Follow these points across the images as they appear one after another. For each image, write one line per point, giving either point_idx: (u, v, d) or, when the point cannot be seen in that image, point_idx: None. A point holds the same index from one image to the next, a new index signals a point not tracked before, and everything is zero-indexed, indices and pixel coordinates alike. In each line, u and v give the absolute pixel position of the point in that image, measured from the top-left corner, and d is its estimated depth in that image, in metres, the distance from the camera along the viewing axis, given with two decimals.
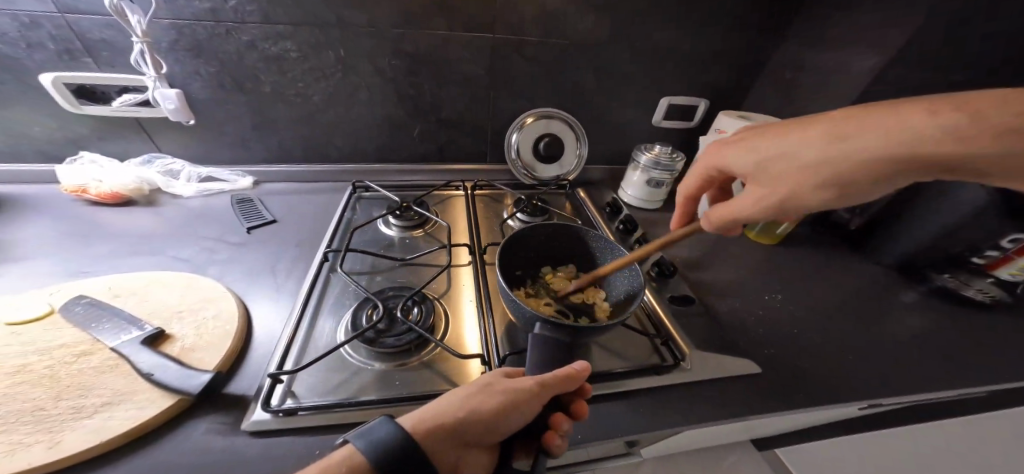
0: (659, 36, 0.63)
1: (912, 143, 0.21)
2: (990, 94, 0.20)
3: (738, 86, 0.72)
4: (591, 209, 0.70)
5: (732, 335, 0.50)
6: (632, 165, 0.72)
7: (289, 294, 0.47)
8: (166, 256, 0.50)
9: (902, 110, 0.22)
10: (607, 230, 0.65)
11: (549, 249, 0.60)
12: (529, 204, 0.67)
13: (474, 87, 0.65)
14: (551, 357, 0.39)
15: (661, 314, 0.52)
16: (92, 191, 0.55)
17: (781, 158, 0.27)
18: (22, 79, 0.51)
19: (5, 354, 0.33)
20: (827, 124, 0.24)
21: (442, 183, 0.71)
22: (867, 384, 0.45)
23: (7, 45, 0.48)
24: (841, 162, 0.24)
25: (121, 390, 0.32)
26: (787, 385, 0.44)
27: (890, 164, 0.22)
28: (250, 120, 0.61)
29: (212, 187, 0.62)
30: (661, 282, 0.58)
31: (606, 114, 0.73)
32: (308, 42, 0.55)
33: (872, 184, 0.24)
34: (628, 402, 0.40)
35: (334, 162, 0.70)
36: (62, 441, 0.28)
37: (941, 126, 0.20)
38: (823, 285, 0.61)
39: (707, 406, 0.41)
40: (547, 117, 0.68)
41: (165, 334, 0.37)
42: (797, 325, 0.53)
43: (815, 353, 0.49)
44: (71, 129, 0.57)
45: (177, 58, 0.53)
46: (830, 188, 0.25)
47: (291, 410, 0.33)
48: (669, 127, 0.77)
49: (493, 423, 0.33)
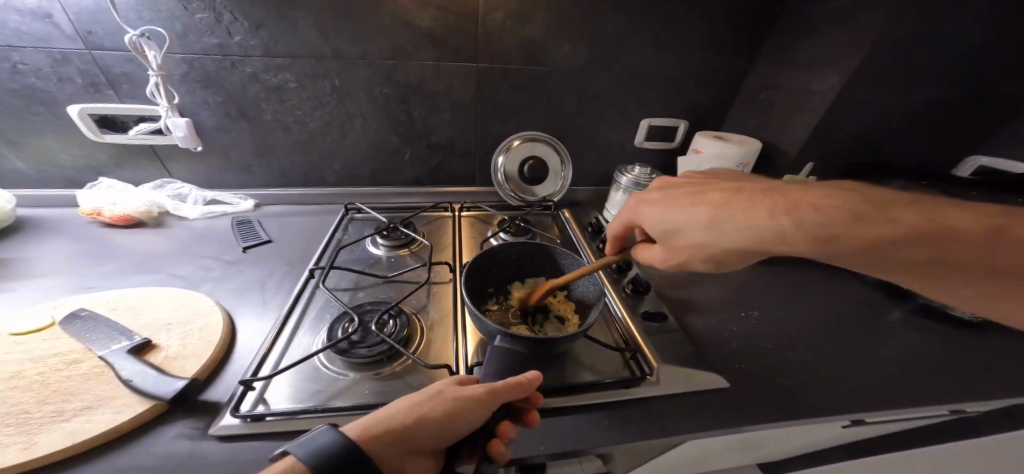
0: (630, 63, 0.68)
1: (764, 240, 0.29)
2: (818, 198, 0.28)
3: (711, 110, 0.76)
4: (574, 229, 0.73)
5: (706, 349, 0.50)
6: (615, 186, 0.75)
7: (274, 308, 0.51)
8: (164, 273, 0.54)
9: (750, 213, 0.29)
10: (588, 250, 0.67)
11: (527, 267, 0.62)
12: (512, 225, 0.70)
13: (460, 112, 0.70)
14: (508, 367, 0.40)
15: (635, 331, 0.51)
16: (106, 213, 0.61)
17: (677, 234, 0.33)
18: (53, 111, 0.58)
19: (5, 361, 0.37)
20: (708, 211, 0.31)
21: (431, 205, 0.76)
22: (847, 400, 0.44)
23: (41, 79, 0.55)
24: (715, 245, 0.31)
25: (102, 395, 0.35)
26: (763, 401, 0.43)
27: (745, 250, 0.30)
28: (254, 146, 0.68)
29: (216, 209, 0.68)
30: (637, 299, 0.58)
31: (587, 136, 0.77)
32: (306, 73, 0.61)
33: (736, 260, 0.32)
34: (592, 414, 0.40)
35: (332, 186, 0.76)
36: (38, 443, 0.30)
37: (779, 230, 0.28)
38: (806, 301, 0.61)
39: (676, 419, 0.41)
40: (533, 140, 0.72)
41: (151, 343, 0.41)
42: (778, 341, 0.52)
43: (796, 369, 0.48)
44: (93, 156, 0.64)
45: (188, 88, 0.59)
46: (707, 261, 0.33)
47: (259, 416, 0.35)
48: (651, 149, 0.81)
49: (440, 431, 0.32)
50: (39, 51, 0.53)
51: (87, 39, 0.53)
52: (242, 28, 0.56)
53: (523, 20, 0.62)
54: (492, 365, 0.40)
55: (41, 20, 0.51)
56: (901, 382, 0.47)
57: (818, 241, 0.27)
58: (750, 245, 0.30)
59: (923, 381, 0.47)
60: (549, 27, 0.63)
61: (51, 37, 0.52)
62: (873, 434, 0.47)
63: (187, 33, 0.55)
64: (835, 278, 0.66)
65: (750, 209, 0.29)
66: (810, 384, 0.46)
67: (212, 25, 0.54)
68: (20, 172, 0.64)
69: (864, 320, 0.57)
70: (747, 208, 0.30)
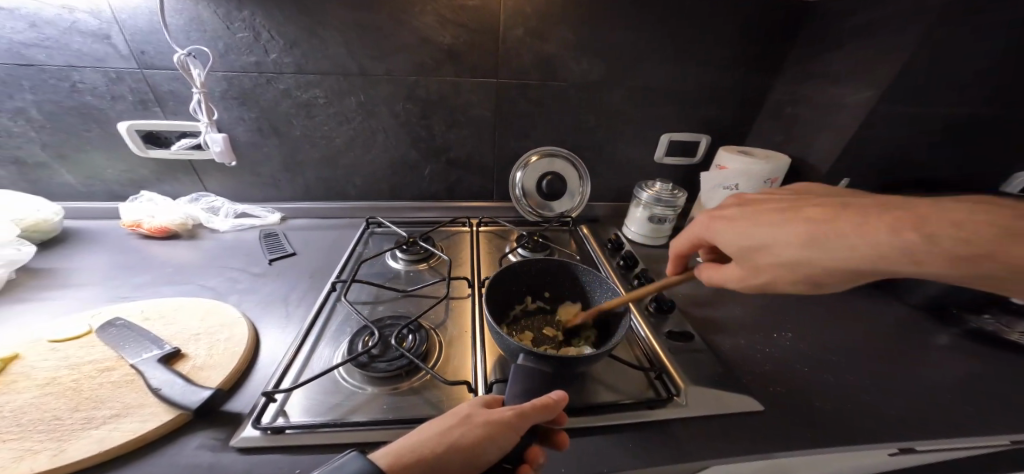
0: (651, 77, 0.68)
1: (882, 258, 0.26)
2: (942, 215, 0.25)
3: (732, 124, 0.75)
4: (593, 245, 0.72)
5: (734, 370, 0.47)
6: (635, 201, 0.74)
7: (296, 320, 0.51)
8: (195, 284, 0.56)
9: (864, 230, 0.26)
10: (608, 267, 0.65)
11: (544, 284, 0.60)
12: (530, 240, 0.70)
13: (480, 127, 0.71)
14: (531, 386, 0.39)
15: (659, 350, 0.49)
16: (145, 226, 0.64)
17: (762, 251, 0.31)
18: (104, 127, 0.62)
19: (43, 367, 0.39)
20: (806, 231, 0.29)
21: (448, 220, 0.77)
22: (894, 427, 0.40)
23: (96, 98, 0.59)
24: (812, 264, 0.29)
25: (131, 403, 0.35)
26: (802, 427, 0.40)
27: (850, 272, 0.28)
28: (283, 162, 0.71)
29: (244, 222, 0.70)
30: (659, 318, 0.55)
31: (607, 151, 0.77)
32: (333, 88, 0.64)
33: (835, 282, 0.29)
34: (614, 437, 0.38)
35: (354, 200, 0.78)
36: (66, 450, 0.31)
37: (906, 250, 0.25)
38: (841, 320, 0.57)
39: (706, 443, 0.38)
40: (551, 155, 0.72)
41: (181, 353, 0.42)
42: (814, 363, 0.49)
43: (836, 394, 0.44)
44: (138, 172, 0.68)
45: (226, 105, 0.63)
46: (800, 281, 0.30)
47: (279, 429, 0.35)
48: (672, 163, 0.80)
49: (469, 459, 0.31)
50: (95, 71, 0.57)
51: (140, 58, 0.57)
52: (277, 47, 0.59)
53: (542, 36, 0.63)
54: (518, 384, 0.38)
55: (100, 41, 0.55)
56: (947, 409, 0.43)
57: (959, 262, 0.24)
58: (858, 263, 0.27)
59: (969, 408, 0.43)
60: (565, 43, 0.64)
61: (107, 57, 0.56)
62: (928, 463, 0.43)
63: (228, 51, 0.58)
64: (872, 298, 0.62)
65: (862, 226, 0.27)
66: (847, 409, 0.42)
67: (252, 43, 0.58)
68: (71, 186, 0.68)
69: (907, 342, 0.53)
70: (855, 224, 0.27)
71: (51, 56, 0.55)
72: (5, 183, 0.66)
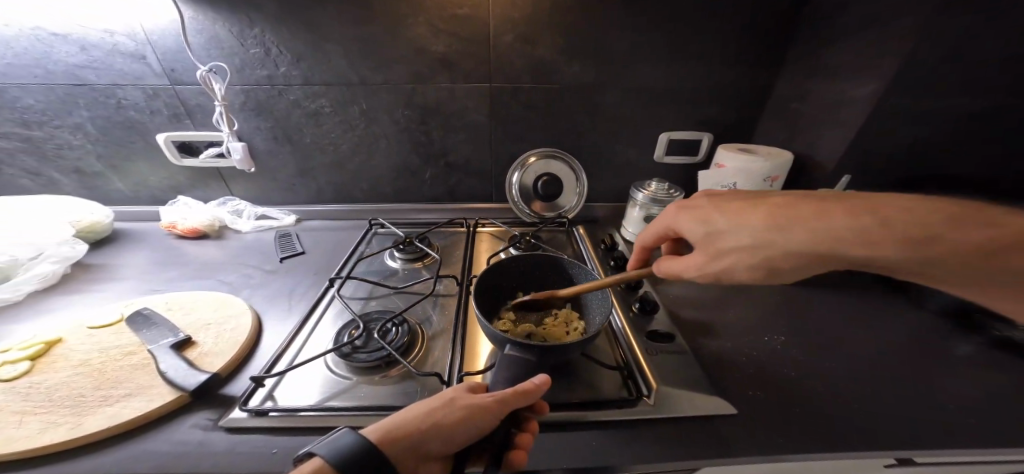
0: (648, 74, 0.66)
1: (833, 241, 0.28)
2: (893, 204, 0.28)
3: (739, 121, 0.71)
4: (586, 244, 0.70)
5: (728, 367, 0.44)
6: (631, 202, 0.71)
7: (295, 314, 0.54)
8: (215, 279, 0.62)
9: (821, 216, 0.29)
10: (597, 265, 0.64)
11: (532, 280, 0.60)
12: (523, 240, 0.70)
13: (477, 132, 0.72)
14: (516, 377, 0.37)
15: (636, 349, 0.45)
16: (179, 226, 0.72)
17: (723, 236, 0.33)
18: (146, 139, 0.71)
19: (80, 349, 0.44)
20: (767, 215, 0.31)
21: (447, 221, 0.78)
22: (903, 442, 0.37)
23: (138, 112, 0.67)
24: (773, 248, 0.30)
25: (141, 384, 0.39)
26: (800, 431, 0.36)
27: (808, 254, 0.30)
28: (296, 168, 0.76)
29: (263, 223, 0.76)
30: (641, 318, 0.50)
31: (606, 153, 0.75)
32: (337, 98, 0.67)
33: (793, 268, 0.31)
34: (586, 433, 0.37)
35: (361, 203, 0.82)
36: (82, 424, 0.35)
37: (853, 231, 0.28)
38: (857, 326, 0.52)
39: (674, 446, 0.35)
40: (548, 158, 0.72)
41: (191, 340, 0.46)
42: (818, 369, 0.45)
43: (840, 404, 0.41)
44: (175, 178, 0.76)
45: (244, 116, 0.68)
46: (759, 268, 0.32)
47: (262, 411, 0.37)
48: (674, 162, 0.75)
49: (453, 439, 0.30)
50: (136, 88, 0.64)
51: (171, 75, 0.64)
52: (286, 61, 0.63)
53: (533, 40, 0.63)
54: (503, 373, 0.37)
55: (138, 61, 0.62)
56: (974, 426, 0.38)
57: (900, 244, 0.27)
58: (817, 247, 0.29)
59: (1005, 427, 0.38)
60: (558, 46, 0.63)
61: (145, 76, 0.63)
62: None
63: (243, 66, 0.63)
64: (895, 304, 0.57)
65: (821, 212, 0.29)
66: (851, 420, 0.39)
67: (263, 58, 0.63)
68: (122, 192, 0.77)
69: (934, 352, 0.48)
70: (813, 210, 0.30)
71: (99, 76, 0.63)
72: (69, 190, 0.76)
